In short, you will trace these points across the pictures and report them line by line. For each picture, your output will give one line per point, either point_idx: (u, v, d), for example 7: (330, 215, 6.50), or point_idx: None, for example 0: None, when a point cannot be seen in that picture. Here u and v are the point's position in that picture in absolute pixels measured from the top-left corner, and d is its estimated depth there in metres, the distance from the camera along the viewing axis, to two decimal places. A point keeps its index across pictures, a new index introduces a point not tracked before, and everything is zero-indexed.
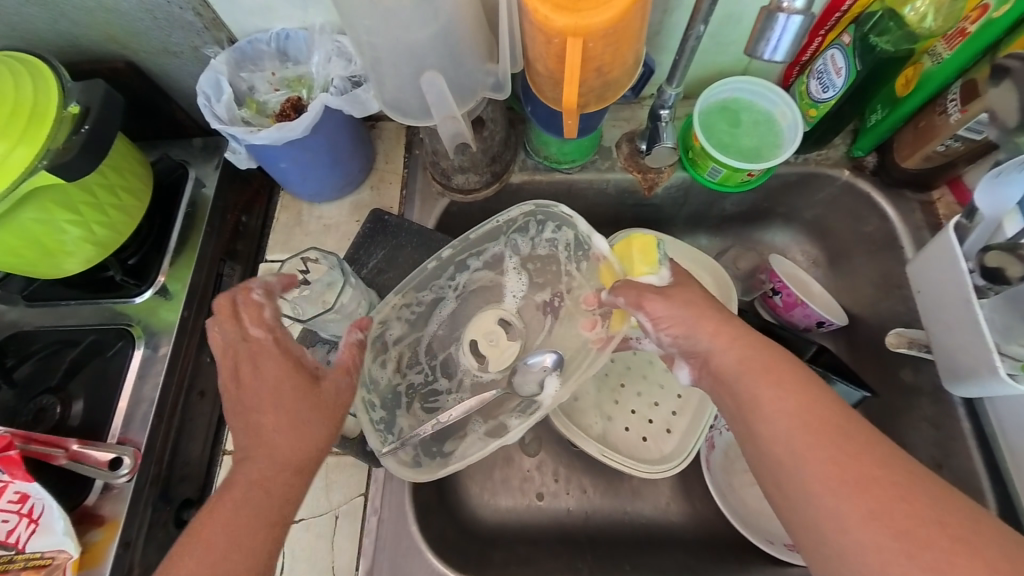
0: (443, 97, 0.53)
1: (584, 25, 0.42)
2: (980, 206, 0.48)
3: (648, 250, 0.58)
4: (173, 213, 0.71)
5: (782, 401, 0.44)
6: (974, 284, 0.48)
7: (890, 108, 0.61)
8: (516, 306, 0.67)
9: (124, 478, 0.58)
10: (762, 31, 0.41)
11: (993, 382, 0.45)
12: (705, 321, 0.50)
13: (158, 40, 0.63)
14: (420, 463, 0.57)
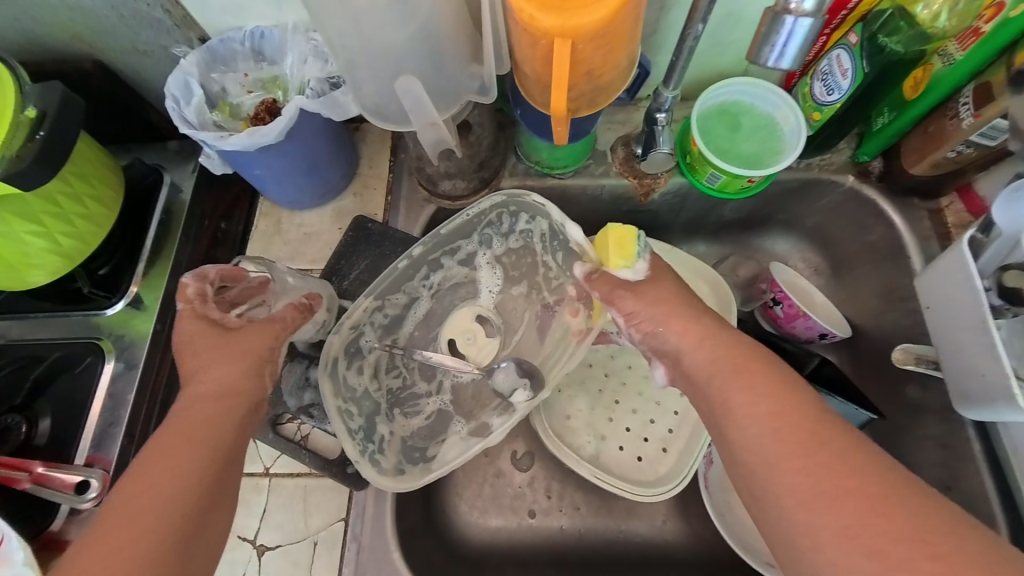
0: (420, 102, 0.50)
1: (573, 26, 0.38)
2: (997, 220, 0.44)
3: (624, 244, 0.53)
4: (146, 220, 0.68)
5: (752, 404, 0.43)
6: (991, 304, 0.44)
7: (898, 111, 0.58)
8: (492, 303, 0.65)
9: (90, 502, 0.55)
10: (766, 35, 0.38)
11: (1008, 408, 0.43)
12: (677, 322, 0.51)
13: (126, 39, 0.60)
14: (402, 471, 0.56)
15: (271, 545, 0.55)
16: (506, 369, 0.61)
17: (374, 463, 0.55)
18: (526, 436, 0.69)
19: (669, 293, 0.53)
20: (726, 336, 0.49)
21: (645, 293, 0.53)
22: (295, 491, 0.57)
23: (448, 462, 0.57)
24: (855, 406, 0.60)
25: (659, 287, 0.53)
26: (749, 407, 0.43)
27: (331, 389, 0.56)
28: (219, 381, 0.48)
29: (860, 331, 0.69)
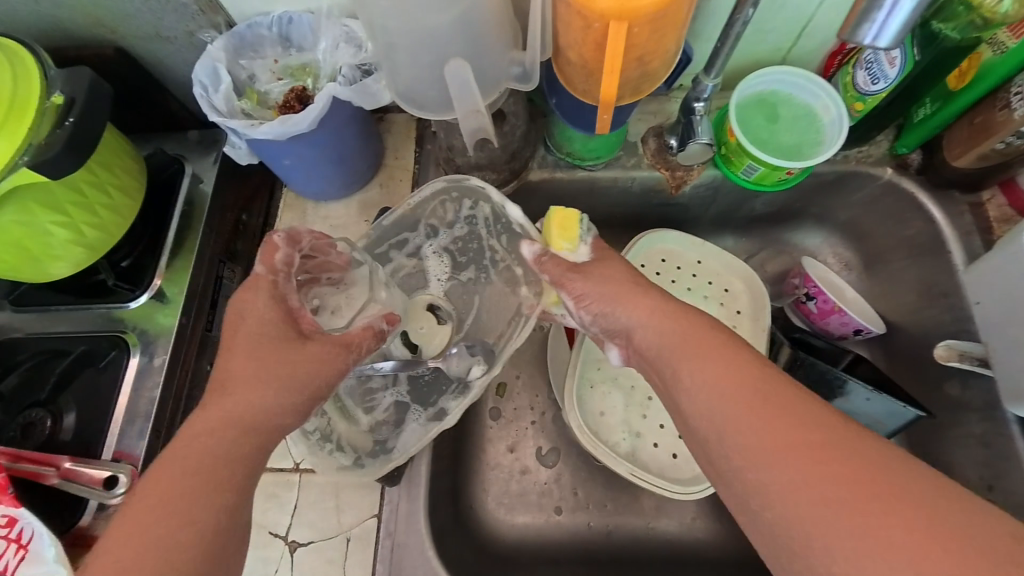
0: (467, 86, 0.48)
1: (632, 8, 0.37)
2: None
3: (567, 226, 0.55)
4: (168, 211, 0.66)
5: (707, 367, 0.42)
6: None
7: (941, 102, 0.57)
8: (441, 288, 0.62)
9: (118, 498, 0.54)
10: (870, 7, 0.34)
11: None
12: (633, 295, 0.50)
13: (149, 24, 0.58)
14: (361, 465, 0.54)
15: (303, 541, 0.54)
16: (459, 353, 0.58)
17: (326, 459, 0.54)
18: (552, 432, 0.69)
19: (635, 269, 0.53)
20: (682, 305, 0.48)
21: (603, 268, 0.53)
22: (326, 488, 0.56)
23: (407, 448, 0.54)
24: (901, 403, 0.58)
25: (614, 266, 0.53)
26: (703, 372, 0.42)
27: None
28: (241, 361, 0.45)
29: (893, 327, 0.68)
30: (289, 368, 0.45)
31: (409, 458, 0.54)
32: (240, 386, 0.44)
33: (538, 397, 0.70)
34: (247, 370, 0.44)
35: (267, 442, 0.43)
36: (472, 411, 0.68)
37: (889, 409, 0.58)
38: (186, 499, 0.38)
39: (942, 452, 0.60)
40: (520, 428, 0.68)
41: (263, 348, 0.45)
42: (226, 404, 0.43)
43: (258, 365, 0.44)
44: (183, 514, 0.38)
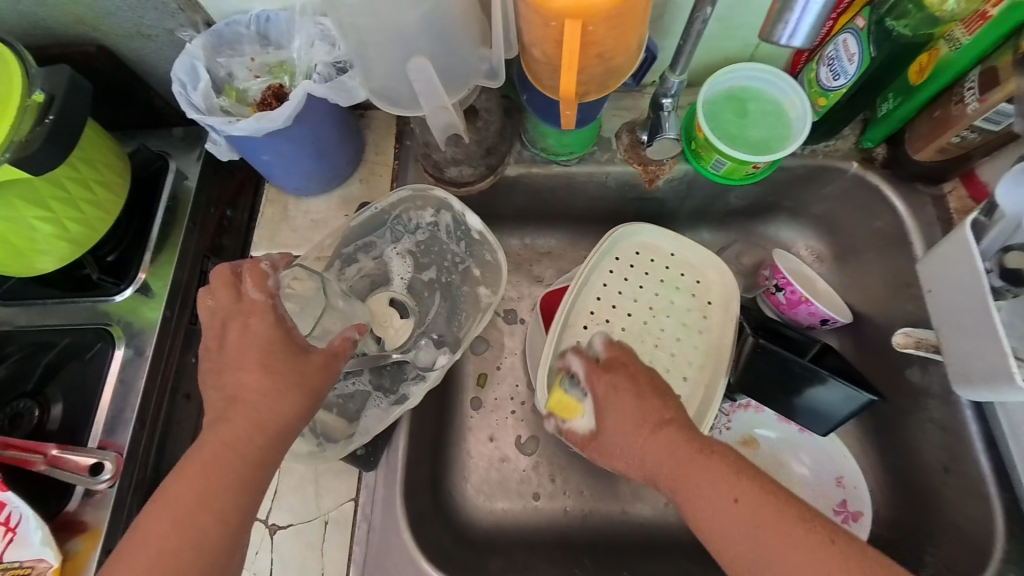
0: (430, 83, 0.49)
1: (586, 7, 0.38)
2: (1004, 206, 0.44)
3: (565, 404, 0.56)
4: (153, 207, 0.68)
5: (721, 507, 0.44)
6: (991, 285, 0.46)
7: (903, 97, 0.58)
8: (402, 285, 0.64)
9: (104, 484, 0.56)
10: (784, 10, 0.37)
11: (1007, 391, 0.43)
12: (630, 429, 0.50)
13: (131, 22, 0.59)
14: (323, 448, 0.55)
15: (282, 525, 0.55)
16: (429, 344, 0.60)
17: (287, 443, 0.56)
18: (530, 421, 0.70)
19: (626, 387, 0.52)
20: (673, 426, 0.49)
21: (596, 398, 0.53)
22: (306, 475, 0.57)
23: (368, 429, 0.56)
24: (855, 388, 0.59)
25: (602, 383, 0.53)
26: (720, 519, 0.44)
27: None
28: (251, 374, 0.46)
29: (862, 317, 0.70)
30: (295, 375, 0.47)
31: (370, 438, 0.56)
32: (259, 398, 0.46)
33: (518, 387, 0.72)
34: (256, 375, 0.46)
35: (259, 440, 0.45)
36: (453, 402, 0.70)
37: (844, 394, 0.60)
38: (213, 497, 0.42)
39: (904, 438, 0.61)
40: (500, 418, 0.70)
41: (267, 359, 0.47)
42: (246, 412, 0.45)
43: (267, 376, 0.46)
44: (218, 512, 0.42)
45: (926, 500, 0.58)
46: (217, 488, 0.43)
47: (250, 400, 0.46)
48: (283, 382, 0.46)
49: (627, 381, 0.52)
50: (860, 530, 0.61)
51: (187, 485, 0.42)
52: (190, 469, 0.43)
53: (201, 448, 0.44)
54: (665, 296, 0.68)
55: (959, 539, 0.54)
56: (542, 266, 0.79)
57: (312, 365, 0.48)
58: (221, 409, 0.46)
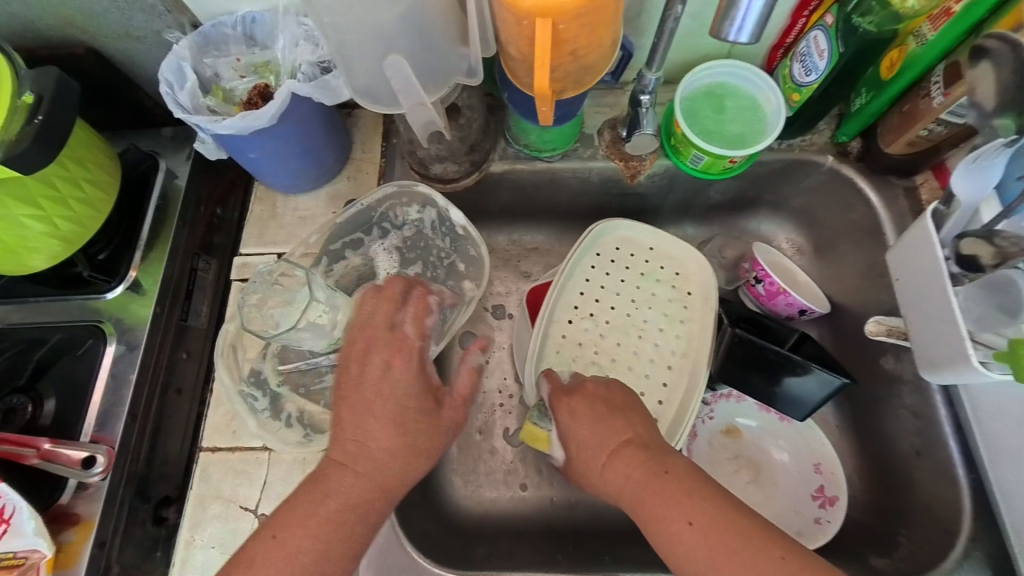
0: (406, 81, 0.50)
1: (555, 5, 0.40)
2: (958, 192, 0.45)
3: (535, 435, 0.60)
4: (144, 206, 0.69)
5: (676, 531, 0.45)
6: (949, 271, 0.47)
7: (875, 91, 0.60)
8: (388, 279, 0.65)
9: (96, 477, 0.57)
10: (731, 5, 0.38)
11: (966, 372, 0.45)
12: (594, 455, 0.53)
13: (120, 24, 0.61)
14: (309, 440, 0.56)
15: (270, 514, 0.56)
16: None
17: (276, 434, 0.57)
18: (517, 413, 0.72)
19: (588, 413, 0.54)
20: (632, 450, 0.51)
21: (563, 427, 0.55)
22: (294, 465, 0.58)
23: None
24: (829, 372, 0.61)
25: (566, 410, 0.56)
26: (675, 543, 0.44)
27: (226, 374, 0.57)
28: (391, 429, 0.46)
29: (840, 307, 0.71)
30: (428, 428, 0.48)
31: None
32: (387, 458, 0.46)
33: (506, 380, 0.73)
34: (390, 425, 0.46)
35: (376, 502, 0.46)
36: None
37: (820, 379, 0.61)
38: (325, 554, 0.43)
39: (879, 423, 0.63)
40: (488, 411, 0.72)
41: (406, 411, 0.47)
42: (372, 470, 0.46)
43: (397, 430, 0.46)
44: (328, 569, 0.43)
45: (899, 483, 0.59)
46: (328, 544, 0.44)
47: (375, 455, 0.46)
48: (412, 449, 0.47)
49: (589, 406, 0.55)
50: (836, 514, 0.61)
51: (309, 532, 0.44)
52: (312, 508, 0.44)
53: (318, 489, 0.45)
54: (646, 288, 0.70)
55: (931, 520, 0.55)
56: (529, 261, 0.81)
57: (448, 416, 0.50)
58: (347, 452, 0.46)
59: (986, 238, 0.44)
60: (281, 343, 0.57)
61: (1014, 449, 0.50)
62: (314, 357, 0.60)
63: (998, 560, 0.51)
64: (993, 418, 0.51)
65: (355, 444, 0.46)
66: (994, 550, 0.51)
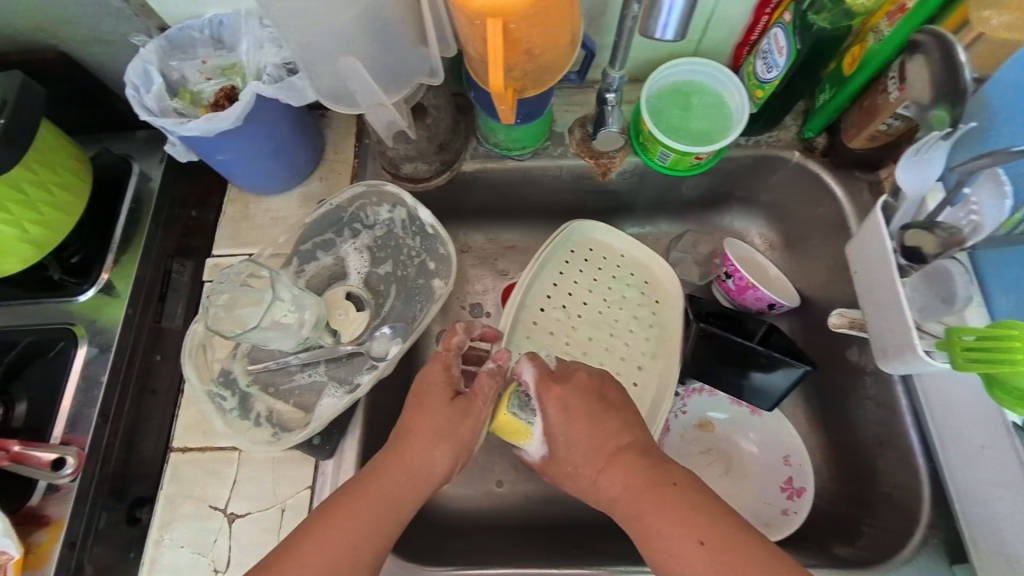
0: (364, 82, 0.51)
1: (504, 5, 0.40)
2: (904, 183, 0.47)
3: (513, 428, 0.57)
4: (116, 208, 0.69)
5: (678, 544, 0.46)
6: (896, 263, 0.49)
7: (838, 88, 0.60)
8: (359, 278, 0.66)
9: (67, 478, 0.57)
10: (653, 4, 0.39)
11: (914, 362, 0.46)
12: (592, 459, 0.53)
13: (88, 28, 0.61)
14: (277, 437, 0.57)
15: (240, 513, 0.57)
16: (384, 335, 0.62)
17: (245, 433, 0.57)
18: None
19: (587, 416, 0.55)
20: (635, 458, 0.52)
21: (556, 428, 0.55)
22: (265, 464, 0.58)
23: (322, 417, 0.57)
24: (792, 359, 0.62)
25: (555, 405, 0.56)
26: (675, 558, 0.45)
27: (195, 374, 0.58)
28: (431, 421, 0.54)
29: (810, 301, 0.72)
30: (461, 427, 0.54)
31: (325, 425, 0.58)
32: (420, 443, 0.53)
33: None
34: (433, 422, 0.54)
35: (408, 486, 0.51)
36: None
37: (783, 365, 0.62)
38: (362, 535, 0.48)
39: (845, 414, 0.64)
40: None
41: (450, 413, 0.54)
42: (407, 456, 0.52)
43: (434, 429, 0.53)
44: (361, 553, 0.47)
45: (864, 473, 0.60)
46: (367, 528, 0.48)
47: (414, 445, 0.53)
48: (450, 437, 0.54)
49: (588, 410, 0.55)
50: (804, 505, 0.62)
51: (352, 509, 0.48)
52: (355, 505, 0.49)
53: (360, 489, 0.50)
54: (618, 290, 0.70)
55: (893, 508, 0.56)
56: (506, 260, 0.81)
57: (475, 414, 0.55)
58: (393, 442, 0.54)
59: (926, 229, 0.46)
60: (250, 343, 0.57)
61: (961, 434, 0.50)
62: (284, 357, 0.60)
63: (953, 546, 0.52)
64: (944, 408, 0.52)
65: (404, 443, 0.53)
66: (952, 537, 0.52)
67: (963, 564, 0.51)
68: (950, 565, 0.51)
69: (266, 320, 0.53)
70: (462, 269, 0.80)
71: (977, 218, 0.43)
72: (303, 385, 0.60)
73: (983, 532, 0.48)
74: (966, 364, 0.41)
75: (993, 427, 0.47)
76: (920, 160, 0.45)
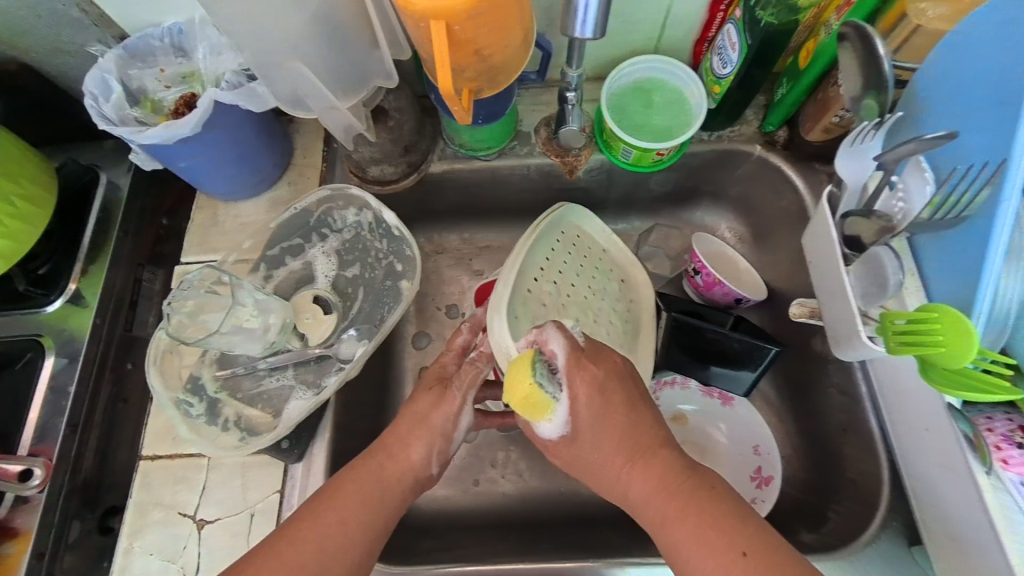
0: (314, 86, 0.52)
1: (445, 7, 0.41)
2: (842, 172, 0.49)
3: (536, 403, 0.47)
4: (83, 218, 0.69)
5: (708, 550, 0.44)
6: (840, 253, 0.51)
7: (793, 81, 0.61)
8: (327, 281, 0.66)
9: (34, 489, 0.57)
10: (570, 6, 0.46)
11: (860, 347, 0.48)
12: (617, 454, 0.50)
13: (48, 39, 0.61)
14: (245, 441, 0.57)
15: (211, 519, 0.57)
16: (350, 337, 0.63)
17: (213, 439, 0.57)
18: None
19: (618, 411, 0.50)
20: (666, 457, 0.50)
21: (580, 421, 0.49)
22: (235, 468, 0.59)
23: (288, 421, 0.57)
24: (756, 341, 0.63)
25: (580, 394, 0.49)
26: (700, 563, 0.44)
27: (161, 383, 0.58)
28: (411, 417, 0.54)
29: (778, 293, 0.73)
30: (435, 413, 0.54)
31: (292, 429, 0.57)
32: (398, 440, 0.53)
33: None
34: (414, 411, 0.55)
35: (389, 485, 0.51)
36: (393, 395, 0.73)
37: (745, 346, 0.63)
38: (345, 530, 0.48)
39: (812, 403, 0.64)
40: None
41: (427, 402, 0.55)
42: (386, 453, 0.53)
43: (414, 413, 0.54)
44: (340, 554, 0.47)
45: (830, 460, 0.61)
46: (352, 522, 0.48)
47: (398, 443, 0.53)
48: (430, 436, 0.54)
49: (619, 404, 0.51)
50: (771, 493, 0.63)
51: (337, 504, 0.48)
52: (332, 506, 0.48)
53: (337, 492, 0.49)
54: (599, 282, 0.67)
55: (857, 494, 0.57)
56: (481, 259, 0.82)
57: (449, 400, 0.55)
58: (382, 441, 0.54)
59: (864, 217, 0.49)
60: (216, 349, 0.57)
61: (905, 414, 0.52)
62: (252, 362, 0.60)
63: (910, 529, 0.54)
64: (890, 389, 0.53)
65: (387, 437, 0.54)
66: (909, 519, 0.54)
67: (920, 545, 0.52)
68: (909, 547, 0.53)
69: (226, 325, 0.54)
70: (437, 270, 0.81)
71: (904, 205, 0.47)
72: (270, 389, 0.60)
73: (932, 516, 0.49)
74: (898, 347, 0.44)
75: (932, 410, 0.48)
76: (857, 149, 0.48)
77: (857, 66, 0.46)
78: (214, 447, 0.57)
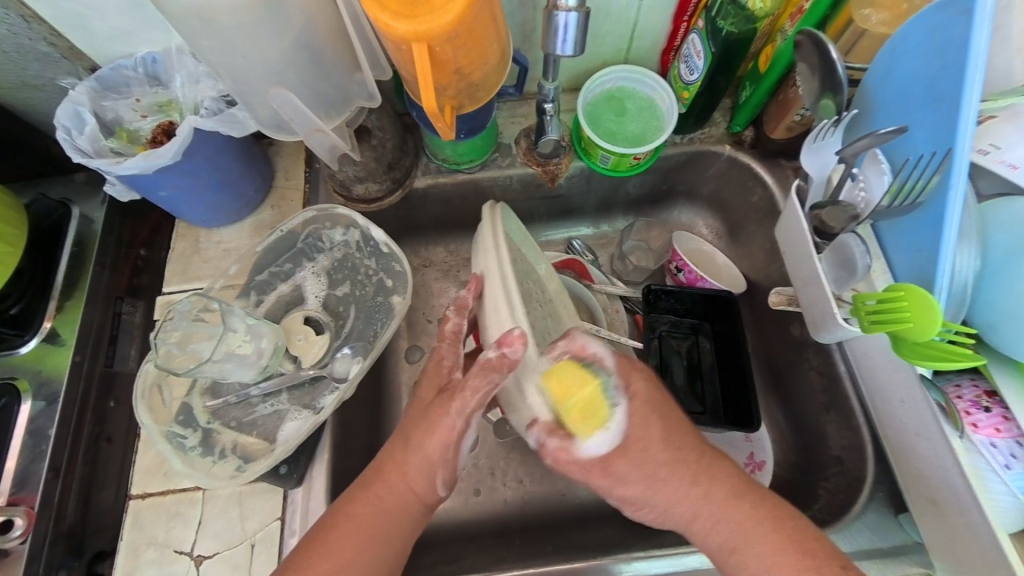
0: (298, 110, 0.52)
1: (424, 30, 0.42)
2: (809, 168, 0.53)
3: (594, 410, 0.48)
4: (58, 253, 0.67)
5: (740, 526, 0.48)
6: (813, 243, 0.54)
7: (756, 84, 0.65)
8: (317, 302, 0.66)
9: (17, 539, 0.55)
10: (550, 26, 0.48)
11: (835, 327, 0.51)
12: (729, 509, 0.49)
13: (14, 74, 0.60)
14: (242, 469, 0.56)
15: (208, 554, 0.55)
16: (344, 355, 0.62)
17: (208, 470, 0.56)
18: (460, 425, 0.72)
19: (720, 467, 0.51)
20: (715, 473, 0.51)
21: (679, 493, 0.50)
22: (230, 499, 0.57)
23: (286, 444, 0.57)
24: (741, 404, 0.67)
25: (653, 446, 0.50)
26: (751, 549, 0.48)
27: (150, 417, 0.56)
28: (418, 406, 0.53)
29: (756, 284, 0.76)
30: (432, 441, 0.50)
31: (291, 451, 0.57)
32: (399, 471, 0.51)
33: None
34: (416, 441, 0.51)
35: (380, 513, 0.50)
36: (389, 412, 0.72)
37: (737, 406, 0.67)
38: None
39: (793, 386, 0.68)
40: None
41: (422, 416, 0.52)
42: (391, 485, 0.51)
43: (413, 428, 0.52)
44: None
45: (814, 439, 0.65)
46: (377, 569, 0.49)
47: (404, 464, 0.51)
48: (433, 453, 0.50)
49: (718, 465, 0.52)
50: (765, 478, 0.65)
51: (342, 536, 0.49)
52: (337, 537, 0.49)
53: (327, 546, 0.48)
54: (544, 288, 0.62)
55: (844, 470, 0.61)
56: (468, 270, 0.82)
57: (444, 425, 0.50)
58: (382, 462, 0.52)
59: (833, 206, 0.51)
60: (208, 378, 0.56)
61: (880, 389, 0.55)
62: (244, 389, 0.59)
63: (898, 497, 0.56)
64: (865, 365, 0.57)
65: (385, 461, 0.52)
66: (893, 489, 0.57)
67: (906, 513, 0.56)
68: (896, 516, 0.56)
69: (218, 352, 0.53)
70: (426, 284, 0.81)
71: (865, 195, 0.50)
72: (265, 413, 0.59)
73: (913, 483, 0.52)
74: (871, 326, 0.47)
75: (905, 380, 0.51)
76: (818, 146, 0.51)
77: (812, 71, 0.50)
78: (210, 480, 0.55)
